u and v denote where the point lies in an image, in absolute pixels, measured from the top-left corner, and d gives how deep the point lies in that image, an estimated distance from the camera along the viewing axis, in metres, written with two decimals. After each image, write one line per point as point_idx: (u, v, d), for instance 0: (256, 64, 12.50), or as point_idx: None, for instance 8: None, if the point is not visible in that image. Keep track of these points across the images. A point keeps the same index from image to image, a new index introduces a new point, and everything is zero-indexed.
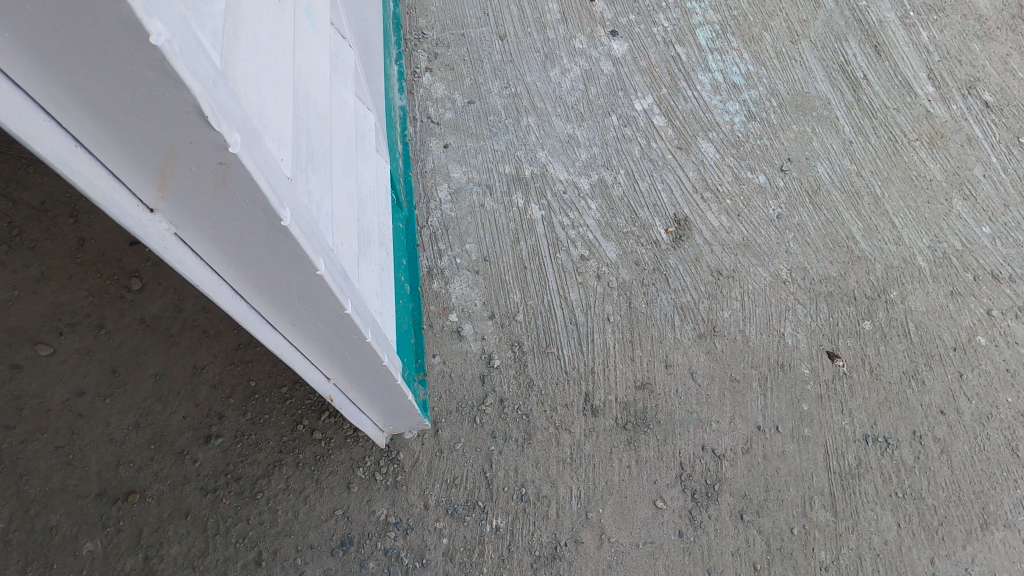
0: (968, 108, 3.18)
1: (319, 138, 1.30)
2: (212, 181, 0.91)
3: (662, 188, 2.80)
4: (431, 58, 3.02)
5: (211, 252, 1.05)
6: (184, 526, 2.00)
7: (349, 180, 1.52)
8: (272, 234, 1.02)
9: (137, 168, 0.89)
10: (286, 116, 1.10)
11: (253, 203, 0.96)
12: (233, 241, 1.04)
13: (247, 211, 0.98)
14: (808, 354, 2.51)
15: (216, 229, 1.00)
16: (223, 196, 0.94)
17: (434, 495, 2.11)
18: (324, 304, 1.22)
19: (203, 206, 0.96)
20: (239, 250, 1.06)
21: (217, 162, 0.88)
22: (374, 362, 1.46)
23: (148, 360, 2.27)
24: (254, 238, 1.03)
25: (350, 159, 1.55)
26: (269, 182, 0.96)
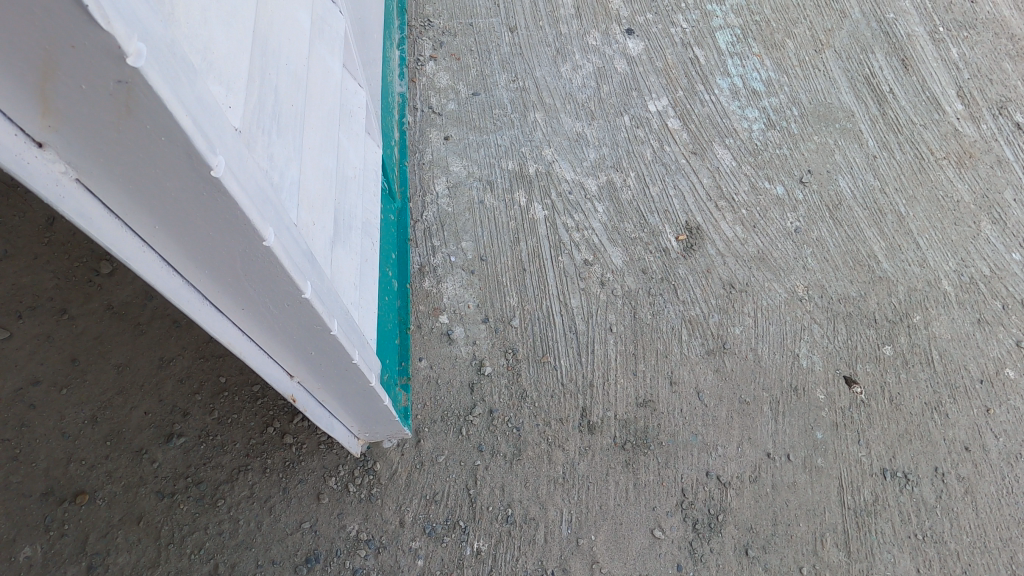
0: (999, 129, 3.00)
1: (285, 90, 1.10)
2: (113, 107, 0.71)
3: (674, 194, 2.64)
4: (437, 47, 2.88)
5: (127, 207, 0.85)
6: (135, 533, 1.81)
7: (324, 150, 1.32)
8: (201, 189, 0.81)
9: (13, 84, 0.69)
10: (234, 49, 0.90)
11: (170, 142, 0.75)
12: (154, 194, 0.84)
13: (164, 152, 0.77)
14: (824, 378, 2.33)
15: (129, 174, 0.80)
16: (130, 130, 0.74)
17: (412, 511, 1.93)
18: (277, 287, 1.01)
19: (107, 140, 0.76)
20: (161, 206, 0.85)
21: (114, 78, 0.67)
22: (342, 359, 1.26)
23: (112, 349, 2.10)
24: (179, 190, 0.82)
25: (325, 125, 1.35)
26: (192, 115, 0.74)
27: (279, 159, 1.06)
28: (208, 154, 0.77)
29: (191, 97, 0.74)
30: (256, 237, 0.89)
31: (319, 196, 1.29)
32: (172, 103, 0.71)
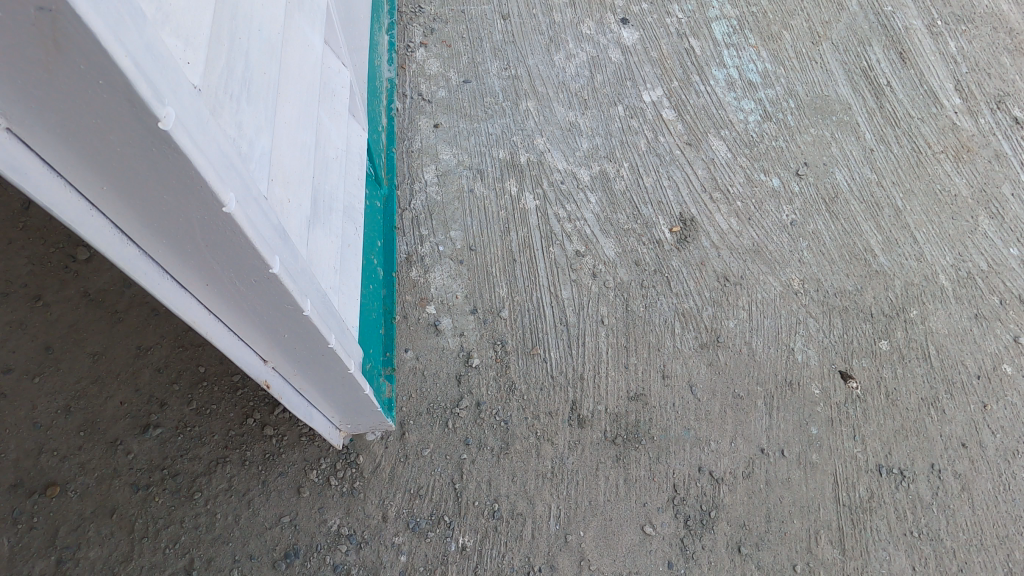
0: (997, 123, 2.95)
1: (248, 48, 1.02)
2: (40, 42, 0.61)
3: (668, 185, 2.58)
4: (427, 33, 2.82)
5: (69, 163, 0.76)
6: (108, 527, 1.75)
7: (296, 120, 1.24)
8: (149, 144, 0.72)
9: None
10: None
11: (110, 88, 0.66)
12: (98, 148, 0.74)
13: (104, 100, 0.68)
14: (819, 372, 2.28)
15: (67, 125, 0.71)
16: (63, 71, 0.64)
17: (395, 506, 1.87)
18: (242, 258, 0.92)
19: (38, 82, 0.66)
20: (108, 162, 0.76)
21: (38, 6, 0.57)
22: (318, 342, 1.18)
23: (88, 338, 2.04)
24: (125, 146, 0.73)
25: (298, 94, 1.27)
26: (137, 57, 0.65)
27: (244, 123, 0.98)
28: (156, 105, 0.68)
29: (135, 36, 0.65)
30: (215, 201, 0.81)
31: (293, 170, 1.22)
32: (111, 41, 0.61)
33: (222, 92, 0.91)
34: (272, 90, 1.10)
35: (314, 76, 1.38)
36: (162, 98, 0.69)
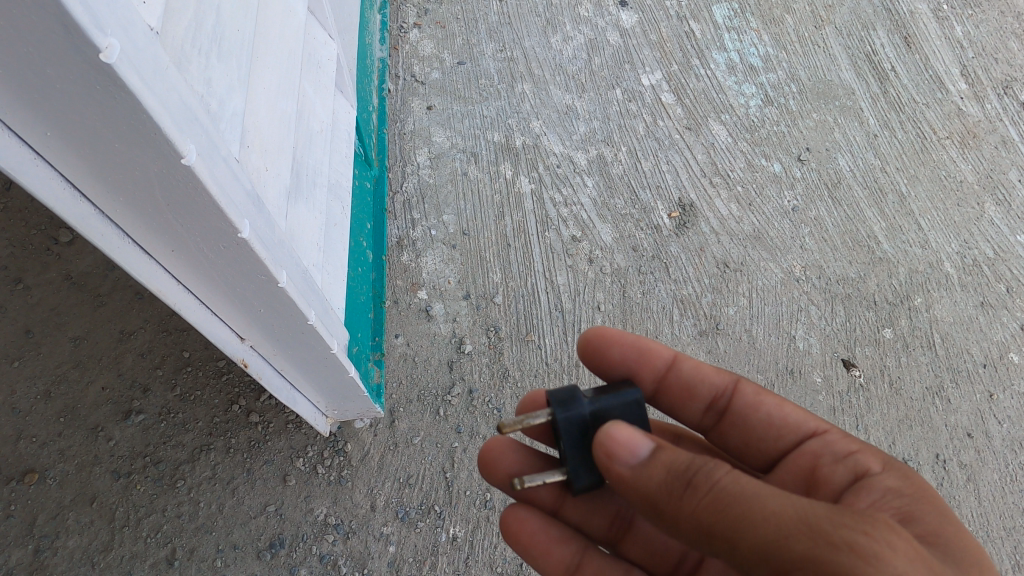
0: (1004, 109, 2.89)
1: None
2: None
3: (667, 169, 2.52)
4: (421, 14, 2.76)
5: (9, 104, 0.70)
6: (87, 515, 1.70)
7: (273, 85, 1.18)
8: (93, 82, 0.65)
9: None
10: None
11: (40, 11, 0.57)
12: (38, 88, 0.67)
13: (35, 26, 0.60)
14: (821, 361, 2.23)
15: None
16: None
17: (384, 495, 1.82)
18: (207, 220, 0.86)
19: None
20: (50, 105, 0.69)
21: None
22: (296, 318, 1.13)
23: (69, 322, 1.99)
24: (65, 84, 0.66)
25: (275, 59, 1.20)
26: None
27: (212, 78, 0.91)
28: (96, 35, 0.60)
29: None
30: (172, 153, 0.74)
31: (271, 137, 1.15)
32: None
33: (186, 42, 0.85)
34: (246, 48, 1.03)
35: (296, 43, 1.32)
36: (104, 27, 0.61)
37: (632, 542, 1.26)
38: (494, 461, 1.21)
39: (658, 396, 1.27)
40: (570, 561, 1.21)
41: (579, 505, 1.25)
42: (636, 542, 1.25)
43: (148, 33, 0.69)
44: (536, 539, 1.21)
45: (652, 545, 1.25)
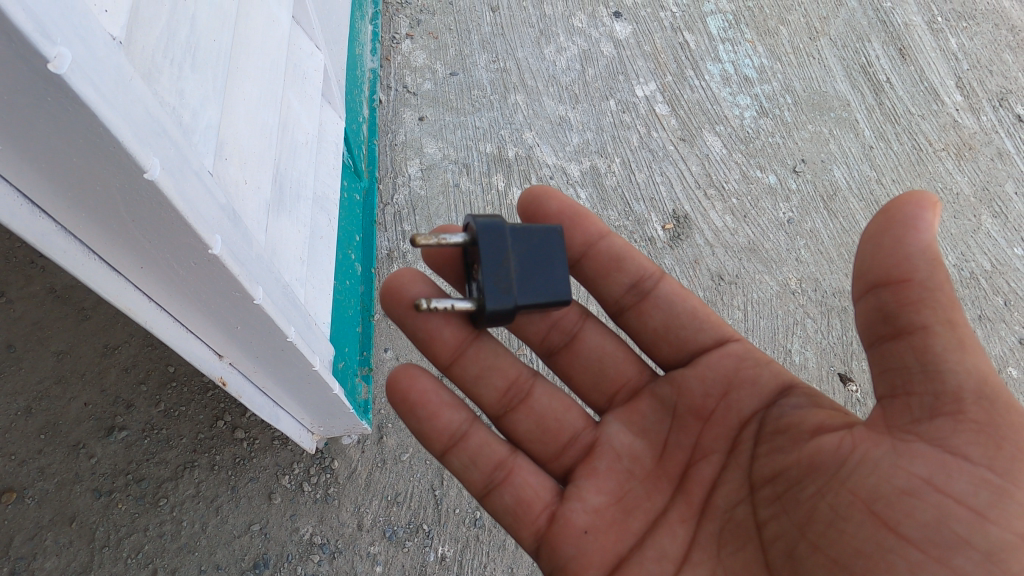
0: (999, 121, 2.87)
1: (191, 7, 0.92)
2: None
3: (661, 181, 2.50)
4: (413, 25, 2.75)
5: None
6: (66, 536, 1.65)
7: (252, 97, 1.15)
8: (45, 94, 0.62)
9: None
10: None
11: None
12: None
13: None
14: (817, 375, 2.20)
15: None
16: None
17: (372, 513, 1.77)
18: (176, 236, 0.83)
19: None
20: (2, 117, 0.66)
21: None
22: (274, 334, 1.10)
23: (52, 336, 1.95)
24: (15, 96, 0.63)
25: (255, 69, 1.18)
26: None
27: (185, 90, 0.89)
28: (44, 45, 0.57)
29: None
30: (134, 167, 0.71)
31: (251, 149, 1.13)
32: None
33: (156, 52, 0.83)
34: (223, 58, 1.01)
35: (280, 54, 1.29)
36: (52, 37, 0.58)
37: (524, 413, 1.31)
38: (401, 293, 1.25)
39: (584, 264, 1.41)
40: (457, 427, 1.24)
41: (478, 361, 1.29)
42: (529, 413, 1.31)
43: (106, 42, 0.66)
44: (426, 398, 1.24)
45: (544, 419, 1.31)
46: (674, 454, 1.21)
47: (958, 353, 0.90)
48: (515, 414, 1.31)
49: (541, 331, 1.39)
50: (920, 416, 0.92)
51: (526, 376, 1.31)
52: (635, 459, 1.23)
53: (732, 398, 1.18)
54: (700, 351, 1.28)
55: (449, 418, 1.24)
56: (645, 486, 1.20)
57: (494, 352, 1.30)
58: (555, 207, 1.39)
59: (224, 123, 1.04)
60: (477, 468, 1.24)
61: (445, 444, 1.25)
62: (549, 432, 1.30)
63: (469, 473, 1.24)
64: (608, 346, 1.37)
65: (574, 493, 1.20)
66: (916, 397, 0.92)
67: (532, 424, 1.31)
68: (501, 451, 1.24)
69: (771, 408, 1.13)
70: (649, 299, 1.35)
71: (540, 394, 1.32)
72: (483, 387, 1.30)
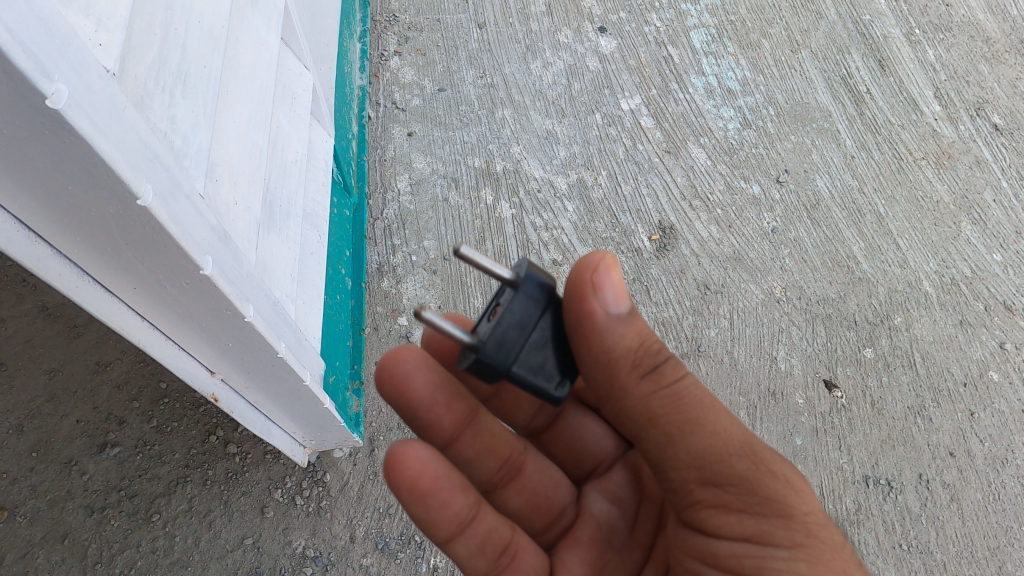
0: (977, 130, 2.94)
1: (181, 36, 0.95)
2: None
3: (647, 193, 2.54)
4: (402, 42, 2.79)
5: None
6: (59, 553, 1.66)
7: (240, 118, 1.18)
8: (42, 128, 0.64)
9: None
10: None
11: None
12: None
13: None
14: (803, 382, 2.24)
15: None
16: None
17: (364, 525, 1.79)
18: (167, 258, 0.86)
19: None
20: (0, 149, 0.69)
21: None
22: (265, 350, 1.12)
23: (44, 354, 1.96)
24: (13, 130, 0.65)
25: (243, 91, 1.20)
26: (13, 23, 0.57)
27: (176, 115, 0.92)
28: (42, 81, 0.60)
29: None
30: (127, 194, 0.74)
31: (241, 169, 1.16)
32: None
33: (148, 80, 0.86)
34: (213, 83, 1.04)
35: (269, 75, 1.32)
36: (49, 72, 0.61)
37: (516, 491, 1.27)
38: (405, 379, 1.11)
39: None
40: (465, 514, 1.09)
41: (475, 442, 1.20)
42: (520, 491, 1.27)
43: (100, 75, 0.69)
44: (438, 484, 1.06)
45: (534, 496, 1.27)
46: (643, 525, 1.20)
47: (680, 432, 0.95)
48: (506, 491, 1.27)
49: (529, 412, 1.33)
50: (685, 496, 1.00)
51: (518, 454, 1.25)
52: (612, 528, 1.23)
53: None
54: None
55: (461, 506, 1.08)
56: (622, 556, 1.19)
57: (491, 434, 1.21)
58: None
59: (213, 145, 1.07)
60: (482, 556, 1.13)
61: (451, 531, 1.10)
62: (540, 509, 1.28)
63: (475, 562, 1.12)
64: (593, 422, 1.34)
65: (562, 568, 1.19)
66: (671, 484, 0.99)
67: (523, 503, 1.27)
68: (506, 535, 1.14)
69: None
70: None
71: (531, 471, 1.27)
72: (477, 469, 1.22)
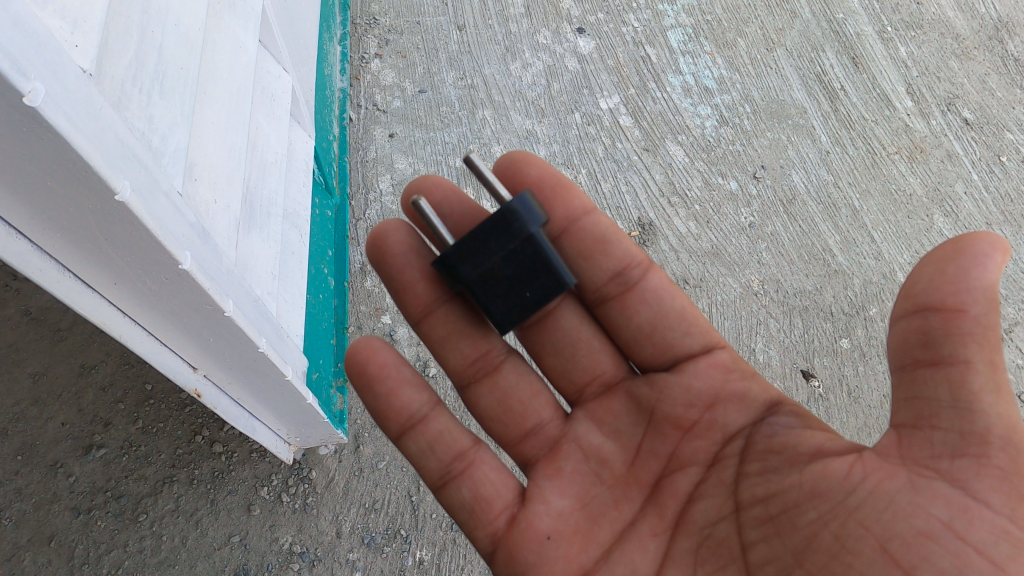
0: (948, 124, 3.00)
1: (158, 38, 0.98)
2: None
3: (626, 190, 2.59)
4: (382, 45, 2.82)
5: None
6: (45, 555, 1.68)
7: (218, 118, 1.20)
8: (21, 127, 0.67)
9: None
10: None
11: None
12: None
13: None
14: (781, 372, 2.28)
15: None
16: None
17: (350, 521, 1.81)
18: (147, 254, 0.88)
19: None
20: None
21: None
22: (246, 345, 1.15)
23: (28, 358, 1.97)
24: None
25: (221, 92, 1.23)
26: None
27: (154, 115, 0.94)
28: (17, 81, 0.63)
29: None
30: (105, 189, 0.76)
31: (220, 168, 1.18)
32: None
33: (125, 80, 0.88)
34: (191, 84, 1.07)
35: (247, 78, 1.35)
36: (25, 72, 0.64)
37: (488, 389, 1.34)
38: (383, 241, 1.33)
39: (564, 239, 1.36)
40: (417, 408, 1.26)
41: (448, 322, 1.33)
42: (492, 390, 1.34)
43: (76, 75, 0.72)
44: (383, 373, 1.27)
45: (509, 402, 1.34)
46: (645, 464, 1.22)
47: (995, 396, 0.91)
48: (480, 387, 1.34)
49: None
50: (943, 453, 0.93)
51: (498, 353, 1.35)
52: (604, 462, 1.25)
53: (718, 411, 1.18)
54: (688, 355, 1.27)
55: (410, 398, 1.26)
56: (612, 492, 1.22)
57: (465, 320, 1.33)
58: (536, 172, 1.38)
59: (192, 145, 1.09)
60: (435, 456, 1.26)
61: (401, 425, 1.26)
62: (512, 414, 1.33)
63: (425, 460, 1.25)
64: (586, 332, 1.36)
65: (537, 494, 1.22)
66: (940, 432, 0.94)
67: (495, 401, 1.34)
68: (463, 442, 1.26)
69: (759, 426, 1.14)
70: (637, 290, 1.32)
71: (508, 372, 1.34)
72: (451, 351, 1.34)
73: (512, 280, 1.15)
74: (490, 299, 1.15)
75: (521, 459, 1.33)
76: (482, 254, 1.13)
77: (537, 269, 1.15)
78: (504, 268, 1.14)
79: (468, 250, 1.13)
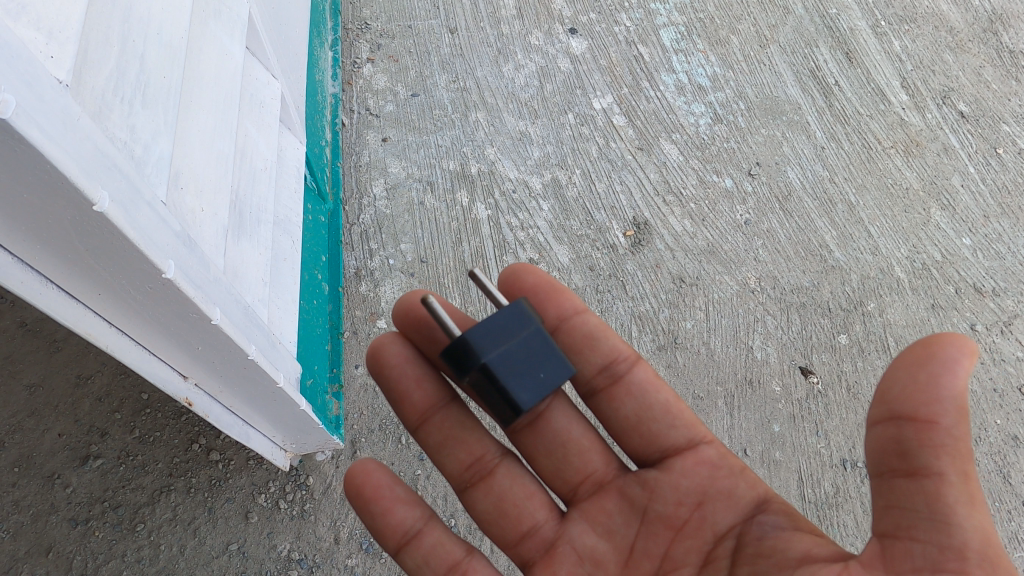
0: (944, 118, 2.99)
1: (140, 47, 0.98)
2: None
3: (621, 189, 2.58)
4: (374, 49, 2.82)
5: None
6: (43, 566, 1.68)
7: (204, 127, 1.21)
8: None
9: None
10: None
11: None
12: None
13: None
14: (779, 369, 2.28)
15: None
16: None
17: (348, 527, 1.81)
18: (130, 263, 0.88)
19: None
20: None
21: None
22: (235, 352, 1.15)
23: (24, 369, 1.97)
24: None
25: (207, 101, 1.23)
26: None
27: (136, 125, 0.94)
28: None
29: None
30: (83, 200, 0.76)
31: (207, 177, 1.18)
32: None
33: (105, 91, 0.88)
34: (175, 94, 1.07)
35: (234, 85, 1.35)
36: None
37: (483, 492, 1.30)
38: (382, 354, 1.31)
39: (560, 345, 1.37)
40: (411, 525, 1.22)
41: (443, 429, 1.31)
42: (488, 493, 1.30)
43: (52, 85, 0.72)
44: (380, 493, 1.22)
45: (504, 504, 1.29)
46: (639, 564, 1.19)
47: (968, 509, 0.91)
48: (475, 491, 1.30)
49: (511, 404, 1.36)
50: (923, 567, 0.92)
51: (493, 456, 1.31)
52: (598, 563, 1.22)
53: (706, 510, 1.17)
54: (674, 451, 1.26)
55: (404, 515, 1.22)
56: None
57: (460, 423, 1.31)
58: (533, 280, 1.40)
59: (178, 154, 1.09)
60: (431, 571, 1.21)
61: (398, 541, 1.22)
62: (508, 516, 1.29)
63: (422, 574, 1.21)
64: (576, 433, 1.32)
65: None
66: (919, 543, 0.93)
67: (491, 505, 1.30)
68: (456, 553, 1.22)
69: (749, 525, 1.12)
70: (624, 382, 1.33)
71: (501, 475, 1.30)
72: (447, 458, 1.31)
73: (529, 363, 1.11)
74: (511, 383, 1.09)
75: (519, 561, 1.28)
76: (500, 338, 1.10)
77: (550, 355, 1.14)
78: (520, 350, 1.11)
79: (487, 332, 1.09)
